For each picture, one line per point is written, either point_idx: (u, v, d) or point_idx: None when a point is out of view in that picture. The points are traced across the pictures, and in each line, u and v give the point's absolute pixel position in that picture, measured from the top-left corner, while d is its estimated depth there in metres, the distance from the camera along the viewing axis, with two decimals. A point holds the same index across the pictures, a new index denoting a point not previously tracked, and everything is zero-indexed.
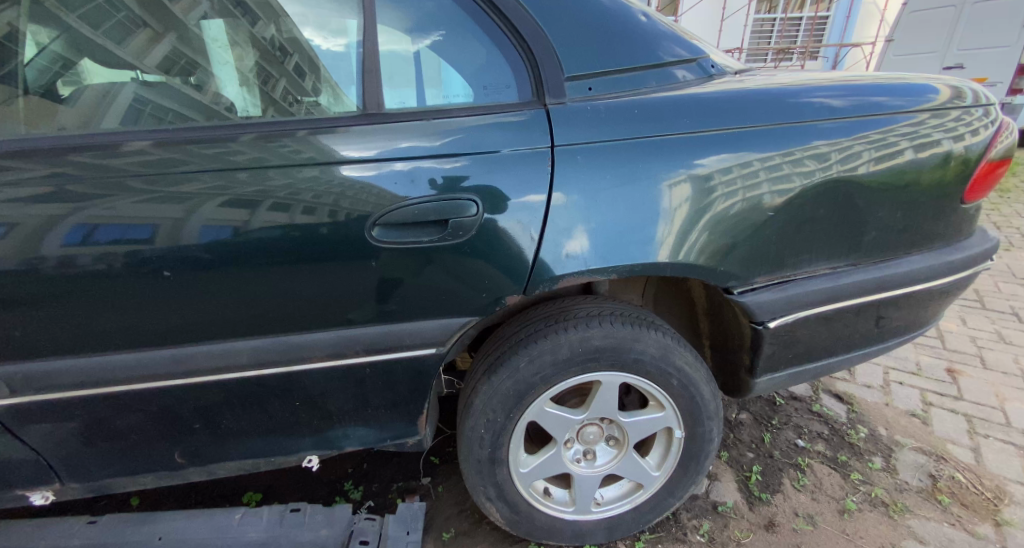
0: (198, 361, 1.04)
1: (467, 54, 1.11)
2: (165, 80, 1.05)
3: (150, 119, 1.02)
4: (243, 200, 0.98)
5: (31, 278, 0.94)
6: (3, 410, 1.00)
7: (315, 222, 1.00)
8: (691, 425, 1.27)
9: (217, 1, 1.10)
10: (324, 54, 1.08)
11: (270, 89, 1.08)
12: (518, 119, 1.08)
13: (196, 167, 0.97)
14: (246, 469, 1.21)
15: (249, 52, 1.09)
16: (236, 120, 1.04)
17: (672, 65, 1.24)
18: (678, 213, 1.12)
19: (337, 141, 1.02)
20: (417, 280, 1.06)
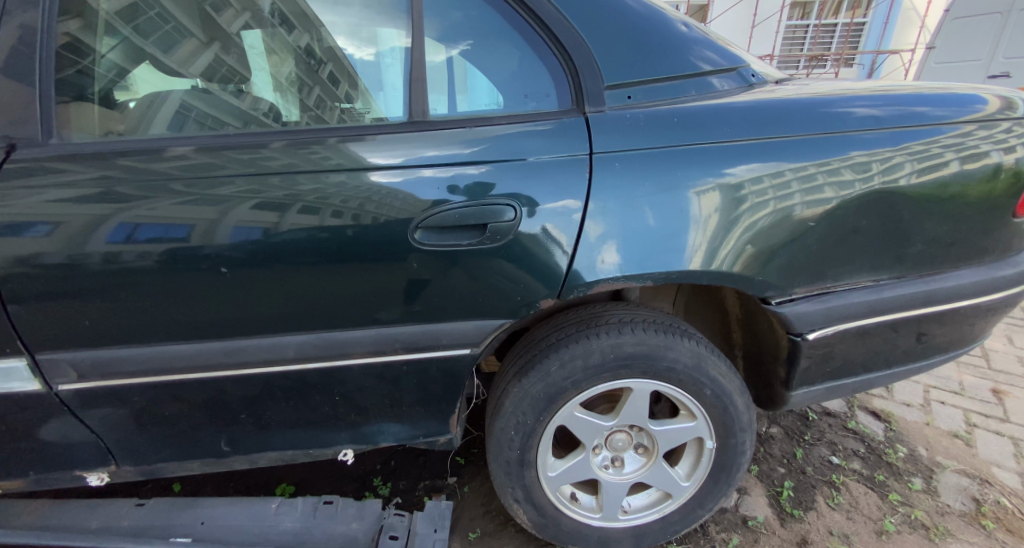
0: (247, 354, 1.10)
1: (501, 62, 1.14)
2: (206, 86, 1.14)
3: (194, 124, 1.09)
4: (273, 203, 1.02)
5: (79, 273, 0.99)
6: (73, 393, 1.07)
7: (342, 225, 1.04)
8: (724, 436, 1.26)
9: (256, 12, 1.19)
10: (355, 61, 1.14)
11: (305, 97, 1.14)
12: (549, 128, 1.10)
13: (233, 172, 1.02)
14: (284, 460, 1.26)
15: (288, 59, 1.17)
16: (275, 128, 1.11)
17: (711, 73, 1.25)
18: (710, 221, 1.12)
19: (366, 149, 1.06)
20: (446, 281, 1.09)
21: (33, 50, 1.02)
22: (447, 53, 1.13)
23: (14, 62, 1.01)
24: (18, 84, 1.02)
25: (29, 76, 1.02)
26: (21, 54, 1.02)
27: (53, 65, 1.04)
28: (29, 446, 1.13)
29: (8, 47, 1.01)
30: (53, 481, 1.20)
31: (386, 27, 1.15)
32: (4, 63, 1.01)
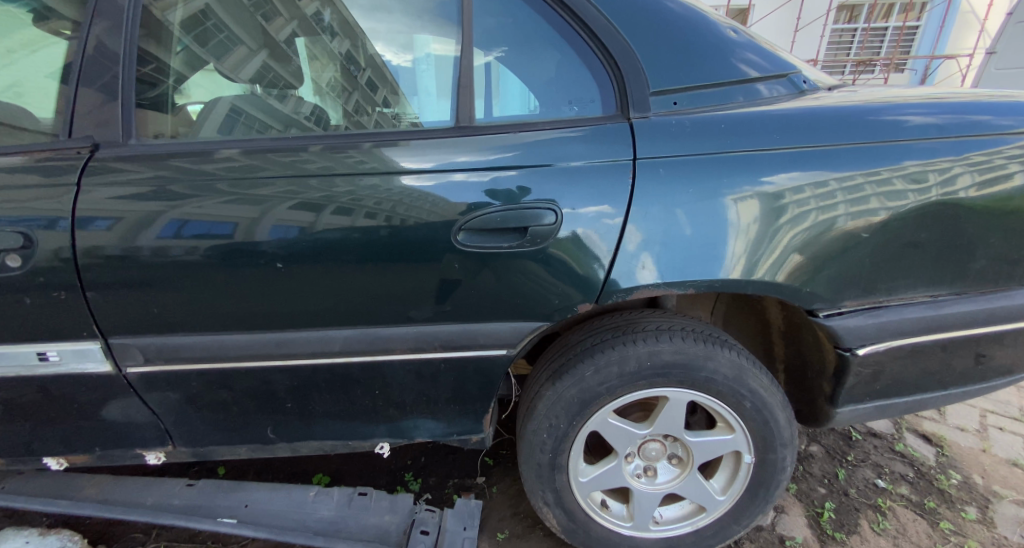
0: (298, 346, 1.15)
1: (540, 69, 1.16)
2: (254, 92, 1.21)
3: (243, 128, 1.16)
4: (310, 204, 1.07)
5: (129, 264, 1.05)
6: (139, 376, 1.14)
7: (375, 226, 1.07)
8: (763, 451, 1.22)
9: (302, 20, 1.25)
10: (393, 68, 1.20)
11: (345, 102, 1.20)
12: (582, 134, 1.11)
13: (273, 174, 1.07)
14: (324, 449, 1.31)
15: (329, 65, 1.24)
16: (317, 132, 1.16)
17: (758, 80, 1.22)
18: (752, 230, 1.10)
19: (398, 153, 1.10)
20: (478, 282, 1.11)
21: (115, 58, 1.10)
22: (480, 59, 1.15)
23: (99, 69, 1.10)
24: (102, 91, 1.11)
25: (112, 82, 1.10)
26: (105, 62, 1.10)
27: (133, 71, 1.12)
28: (95, 424, 1.21)
29: (95, 57, 1.10)
30: (116, 458, 1.28)
31: (422, 35, 1.19)
32: (92, 71, 1.10)
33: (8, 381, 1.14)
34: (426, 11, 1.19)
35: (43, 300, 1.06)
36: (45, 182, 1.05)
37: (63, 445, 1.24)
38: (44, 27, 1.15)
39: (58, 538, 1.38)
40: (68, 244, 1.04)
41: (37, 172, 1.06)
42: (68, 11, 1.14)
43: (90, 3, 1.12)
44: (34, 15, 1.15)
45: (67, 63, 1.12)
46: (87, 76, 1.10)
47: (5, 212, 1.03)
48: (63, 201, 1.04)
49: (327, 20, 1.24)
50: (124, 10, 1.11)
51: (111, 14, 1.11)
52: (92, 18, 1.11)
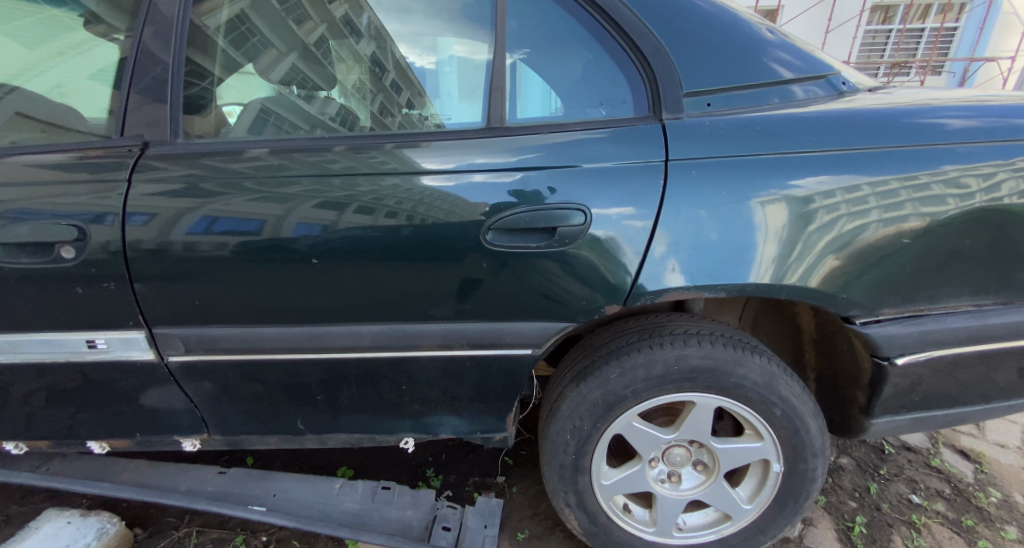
0: (329, 339, 1.17)
1: (566, 70, 1.16)
2: (283, 93, 1.26)
3: (272, 128, 1.21)
4: (334, 202, 1.09)
5: (162, 258, 1.10)
6: (179, 365, 1.19)
7: (396, 225, 1.09)
8: (792, 461, 1.19)
9: (330, 23, 1.28)
10: (416, 70, 1.22)
11: (370, 104, 1.23)
12: (602, 135, 1.10)
13: (300, 173, 1.10)
14: (350, 442, 1.34)
15: (355, 68, 1.27)
16: (343, 132, 1.19)
17: (793, 82, 1.20)
18: (785, 234, 1.08)
19: (419, 154, 1.11)
20: (498, 281, 1.11)
21: (163, 60, 1.14)
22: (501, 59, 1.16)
23: (149, 72, 1.15)
24: (151, 92, 1.15)
25: (161, 84, 1.15)
26: (155, 65, 1.15)
27: (182, 76, 1.16)
28: (132, 410, 1.27)
29: (145, 61, 1.15)
30: (154, 444, 1.33)
31: (445, 37, 1.21)
32: (143, 74, 1.15)
33: (56, 367, 1.20)
34: (459, 15, 1.20)
35: (93, 290, 1.11)
36: (97, 177, 1.10)
37: (106, 430, 1.30)
38: (101, 34, 1.21)
39: (98, 519, 1.44)
40: (116, 237, 1.08)
41: (85, 169, 1.12)
42: (114, 20, 1.21)
43: (143, 10, 1.17)
44: (91, 22, 1.21)
45: (121, 68, 1.18)
46: (139, 79, 1.15)
47: (60, 206, 1.08)
48: (114, 195, 1.09)
49: (365, 20, 1.25)
50: (175, 17, 1.16)
51: (162, 20, 1.15)
52: (145, 24, 1.16)
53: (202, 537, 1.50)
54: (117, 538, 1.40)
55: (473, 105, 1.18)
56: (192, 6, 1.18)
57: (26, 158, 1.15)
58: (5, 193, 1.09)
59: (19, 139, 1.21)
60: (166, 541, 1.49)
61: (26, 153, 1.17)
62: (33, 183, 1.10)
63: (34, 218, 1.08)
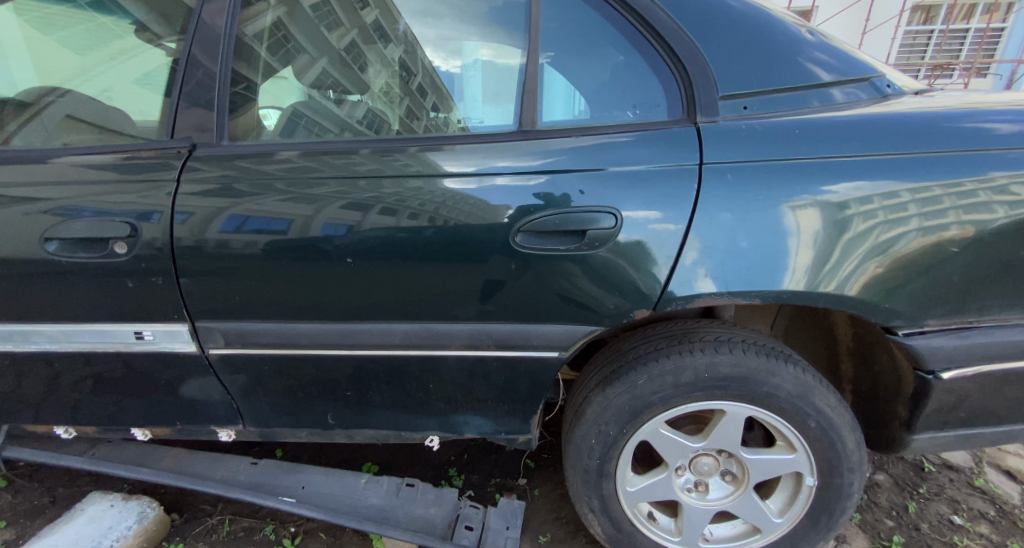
0: (361, 337, 1.20)
1: (594, 73, 1.16)
2: (316, 96, 1.29)
3: (303, 131, 1.25)
4: (359, 203, 1.12)
5: (199, 255, 1.14)
6: (219, 357, 1.23)
7: (419, 226, 1.11)
8: (827, 474, 1.16)
9: (362, 28, 1.31)
10: (441, 74, 1.25)
11: (396, 108, 1.27)
12: (626, 139, 1.10)
13: (327, 175, 1.13)
14: (377, 438, 1.37)
15: (383, 72, 1.29)
16: (371, 136, 1.23)
17: (832, 85, 1.16)
18: (822, 241, 1.05)
19: (442, 157, 1.13)
20: (519, 283, 1.12)
21: (205, 66, 1.20)
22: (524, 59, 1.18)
23: (193, 78, 1.21)
24: (195, 97, 1.21)
25: (204, 89, 1.20)
26: (199, 71, 1.20)
27: (229, 83, 1.21)
28: (171, 399, 1.32)
29: (190, 67, 1.21)
30: (193, 432, 1.39)
31: (470, 41, 1.25)
32: (189, 80, 1.21)
33: (103, 356, 1.26)
34: (485, 20, 1.23)
35: (142, 284, 1.16)
36: (148, 177, 1.15)
37: (147, 418, 1.36)
38: (152, 42, 1.28)
39: (139, 504, 1.50)
40: (162, 234, 1.13)
41: (133, 169, 1.17)
42: (160, 28, 1.28)
43: (193, 20, 1.23)
44: (144, 31, 1.28)
45: (172, 75, 1.24)
46: (188, 85, 1.21)
47: (113, 204, 1.14)
48: (163, 195, 1.14)
49: (400, 28, 1.28)
50: (224, 27, 1.21)
51: (212, 29, 1.21)
52: (195, 33, 1.22)
53: (234, 525, 1.55)
54: (156, 521, 1.46)
55: (495, 108, 1.20)
56: (239, 16, 1.23)
57: (81, 158, 1.21)
58: (62, 191, 1.16)
59: (75, 141, 1.28)
60: (200, 528, 1.54)
61: (81, 152, 1.23)
62: (85, 181, 1.17)
63: (88, 216, 1.14)
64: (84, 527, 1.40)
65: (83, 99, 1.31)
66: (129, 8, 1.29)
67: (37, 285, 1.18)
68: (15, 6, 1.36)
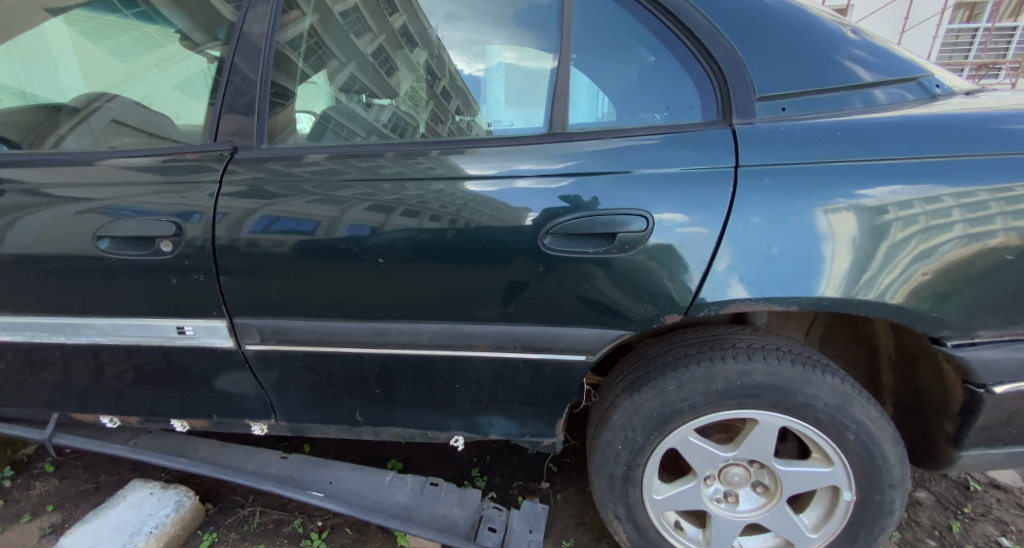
0: (390, 336, 1.22)
1: (622, 74, 1.15)
2: (346, 100, 1.33)
3: (331, 135, 1.28)
4: (384, 205, 1.14)
5: (234, 254, 1.18)
6: (254, 353, 1.27)
7: (440, 228, 1.12)
8: (866, 490, 1.11)
9: (391, 33, 1.33)
10: (465, 77, 1.26)
11: (421, 111, 1.29)
12: (651, 142, 1.08)
13: (353, 177, 1.16)
14: (403, 436, 1.38)
15: (410, 76, 1.32)
16: (397, 140, 1.25)
17: (875, 85, 1.12)
18: (864, 247, 1.01)
19: (464, 160, 1.14)
20: (542, 285, 1.12)
21: (242, 72, 1.25)
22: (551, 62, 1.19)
23: (231, 84, 1.26)
24: (232, 102, 1.26)
25: (240, 94, 1.25)
26: (237, 77, 1.25)
27: (269, 87, 1.25)
28: (206, 392, 1.37)
29: (228, 73, 1.26)
30: (227, 425, 1.44)
31: (494, 44, 1.27)
32: (228, 86, 1.26)
33: (144, 349, 1.31)
34: (511, 24, 1.25)
35: (185, 281, 1.21)
36: (191, 179, 1.20)
37: (184, 410, 1.41)
38: (193, 50, 1.34)
39: (176, 492, 1.56)
40: (202, 234, 1.18)
41: (176, 170, 1.22)
42: (200, 37, 1.34)
43: (236, 28, 1.27)
44: (189, 40, 1.34)
45: (216, 81, 1.28)
46: (230, 90, 1.26)
47: (158, 204, 1.18)
48: (205, 196, 1.18)
49: (428, 34, 1.30)
50: (265, 34, 1.25)
51: (255, 37, 1.25)
52: (239, 40, 1.26)
53: (264, 516, 1.59)
54: (192, 510, 1.52)
55: (517, 111, 1.21)
56: (280, 23, 1.27)
57: (127, 160, 1.27)
58: (111, 191, 1.21)
59: (124, 144, 1.34)
60: (233, 518, 1.59)
61: (128, 154, 1.29)
62: (131, 182, 1.22)
63: (133, 215, 1.19)
64: (125, 513, 1.47)
65: (133, 105, 1.37)
66: (173, 18, 1.36)
67: (87, 280, 1.25)
68: (68, 16, 1.43)
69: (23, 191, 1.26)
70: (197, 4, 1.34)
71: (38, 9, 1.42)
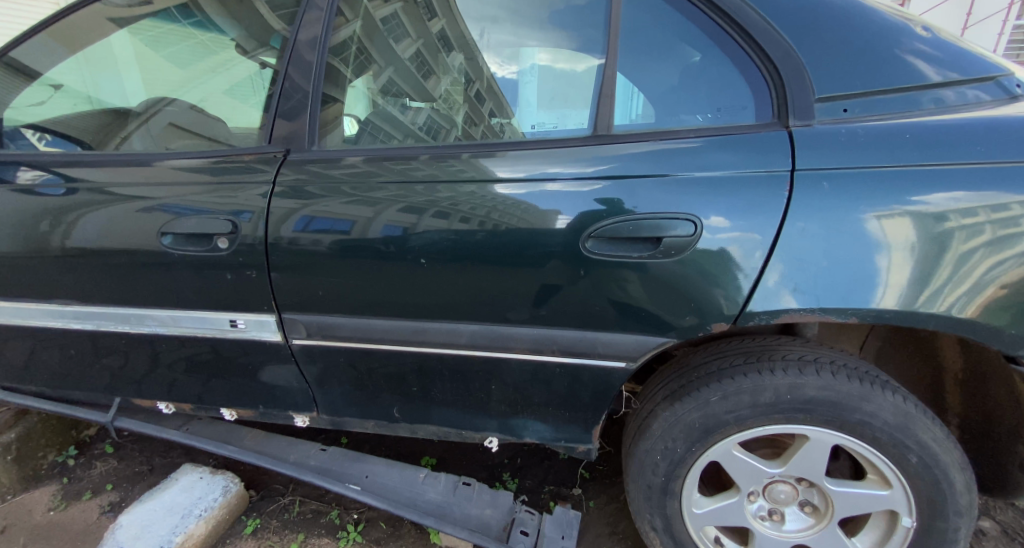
0: (429, 335, 1.23)
1: (664, 75, 1.13)
2: (387, 103, 1.35)
3: (368, 137, 1.31)
4: (415, 207, 1.15)
5: (282, 251, 1.22)
6: (300, 347, 1.31)
7: (470, 229, 1.13)
8: (928, 517, 1.04)
9: (432, 36, 1.34)
10: (499, 79, 1.27)
11: (455, 114, 1.30)
12: (690, 145, 1.05)
13: (387, 179, 1.18)
14: (438, 434, 1.40)
15: (446, 79, 1.33)
16: (430, 143, 1.26)
17: (946, 85, 1.05)
18: (932, 257, 0.95)
19: (494, 163, 1.14)
20: (577, 290, 1.11)
21: (292, 77, 1.30)
22: (587, 63, 1.19)
23: (281, 88, 1.31)
24: (281, 105, 1.31)
25: (289, 99, 1.30)
26: (287, 82, 1.30)
27: (321, 89, 1.30)
28: (250, 383, 1.43)
29: (280, 78, 1.31)
30: (273, 416, 1.49)
31: (529, 46, 1.27)
32: (280, 90, 1.31)
33: (198, 340, 1.38)
34: (549, 26, 1.25)
35: (239, 277, 1.26)
36: (242, 179, 1.25)
37: (232, 399, 1.48)
38: (242, 56, 1.41)
39: (224, 478, 1.63)
40: (253, 232, 1.22)
41: (228, 171, 1.28)
42: (249, 44, 1.41)
43: (290, 35, 1.32)
44: (242, 47, 1.41)
45: (271, 85, 1.34)
46: (281, 94, 1.31)
47: (215, 202, 1.24)
48: (254, 195, 1.23)
49: (463, 37, 1.31)
50: (318, 38, 1.29)
51: (307, 42, 1.30)
52: (294, 45, 1.31)
53: (303, 506, 1.64)
54: (238, 496, 1.58)
55: (549, 113, 1.22)
56: (333, 28, 1.31)
57: (186, 160, 1.34)
58: (171, 190, 1.28)
59: (182, 145, 1.41)
60: (275, 506, 1.65)
61: (185, 155, 1.36)
62: (187, 182, 1.28)
63: (191, 213, 1.25)
64: (178, 495, 1.54)
65: (194, 109, 1.46)
66: (226, 27, 1.43)
67: (149, 274, 1.32)
68: (133, 27, 1.53)
69: (89, 188, 1.34)
70: (248, 12, 1.41)
71: (105, 20, 1.53)
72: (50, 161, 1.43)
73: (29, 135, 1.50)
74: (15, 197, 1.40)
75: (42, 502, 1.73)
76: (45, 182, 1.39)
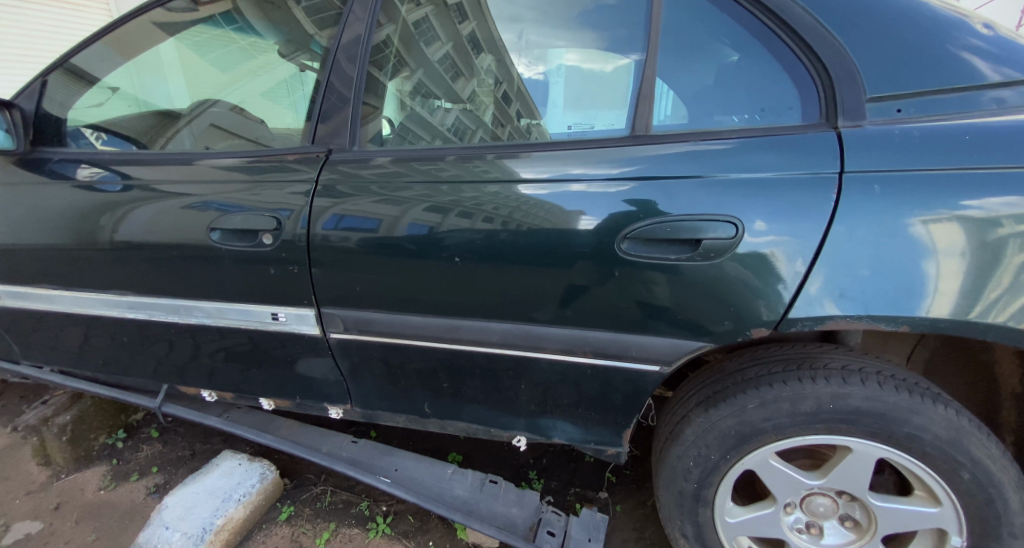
0: (463, 333, 1.24)
1: (700, 76, 1.12)
2: (420, 105, 1.37)
3: (398, 140, 1.33)
4: (441, 207, 1.17)
5: (320, 248, 1.25)
6: (337, 342, 1.35)
7: (494, 229, 1.14)
8: (981, 537, 0.99)
9: (466, 37, 1.36)
10: (526, 80, 1.28)
11: (482, 114, 1.31)
12: (726, 147, 1.03)
13: (414, 179, 1.20)
14: (467, 431, 1.42)
15: (476, 80, 1.34)
16: (456, 144, 1.27)
17: (1007, 85, 0.99)
18: (989, 264, 0.91)
19: (524, 164, 1.14)
20: (603, 292, 1.10)
21: (331, 79, 1.33)
22: (614, 64, 1.19)
23: (321, 90, 1.35)
24: (320, 107, 1.35)
25: (328, 100, 1.34)
26: (327, 83, 1.34)
27: (362, 89, 1.32)
28: (284, 374, 1.48)
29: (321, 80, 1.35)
30: (308, 407, 1.54)
31: (557, 46, 1.27)
32: (321, 91, 1.35)
33: (239, 331, 1.43)
34: (581, 26, 1.24)
35: (281, 272, 1.30)
36: (280, 178, 1.30)
37: (270, 389, 1.53)
38: (280, 59, 1.48)
39: (261, 465, 1.68)
40: (292, 228, 1.26)
41: (269, 169, 1.32)
42: (285, 49, 1.46)
43: (331, 37, 1.36)
44: (281, 52, 1.47)
45: (313, 87, 1.38)
46: (320, 96, 1.35)
47: (256, 200, 1.29)
48: (289, 193, 1.27)
49: (492, 39, 1.32)
50: (358, 39, 1.32)
51: (349, 43, 1.33)
52: (337, 46, 1.34)
53: (334, 496, 1.68)
54: (274, 484, 1.63)
55: (576, 114, 1.22)
56: (374, 29, 1.34)
57: (230, 159, 1.39)
58: (217, 187, 1.33)
59: (220, 145, 1.47)
60: (307, 494, 1.70)
61: (223, 155, 1.41)
62: (229, 179, 1.34)
63: (235, 209, 1.30)
64: (218, 480, 1.61)
65: (234, 111, 1.54)
66: (265, 31, 1.50)
67: (196, 267, 1.38)
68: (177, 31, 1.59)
69: (140, 186, 1.41)
70: (285, 16, 1.45)
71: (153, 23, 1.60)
72: (107, 159, 1.51)
73: (88, 134, 1.59)
74: (77, 193, 1.49)
75: (93, 481, 1.83)
76: (103, 179, 1.47)
